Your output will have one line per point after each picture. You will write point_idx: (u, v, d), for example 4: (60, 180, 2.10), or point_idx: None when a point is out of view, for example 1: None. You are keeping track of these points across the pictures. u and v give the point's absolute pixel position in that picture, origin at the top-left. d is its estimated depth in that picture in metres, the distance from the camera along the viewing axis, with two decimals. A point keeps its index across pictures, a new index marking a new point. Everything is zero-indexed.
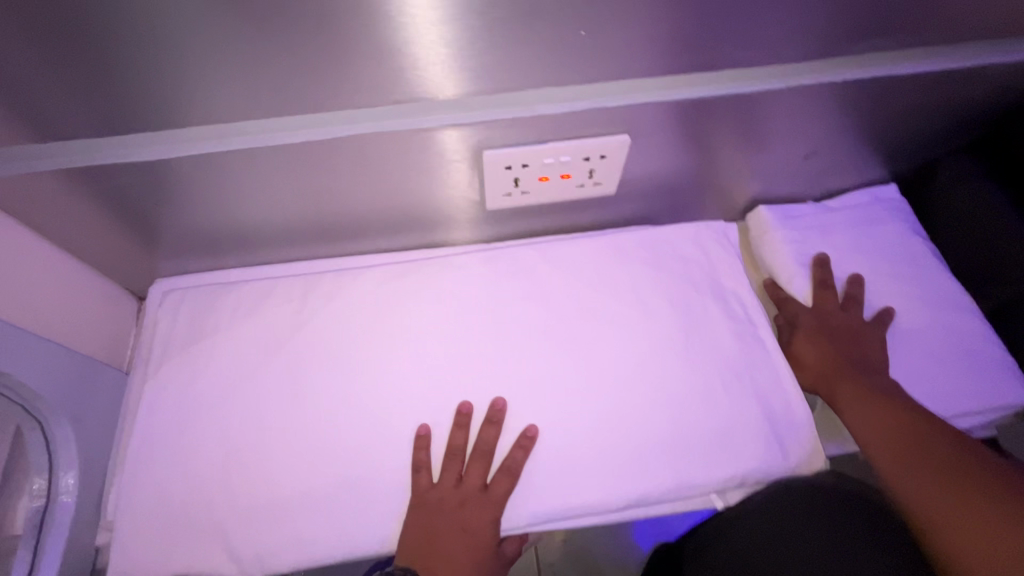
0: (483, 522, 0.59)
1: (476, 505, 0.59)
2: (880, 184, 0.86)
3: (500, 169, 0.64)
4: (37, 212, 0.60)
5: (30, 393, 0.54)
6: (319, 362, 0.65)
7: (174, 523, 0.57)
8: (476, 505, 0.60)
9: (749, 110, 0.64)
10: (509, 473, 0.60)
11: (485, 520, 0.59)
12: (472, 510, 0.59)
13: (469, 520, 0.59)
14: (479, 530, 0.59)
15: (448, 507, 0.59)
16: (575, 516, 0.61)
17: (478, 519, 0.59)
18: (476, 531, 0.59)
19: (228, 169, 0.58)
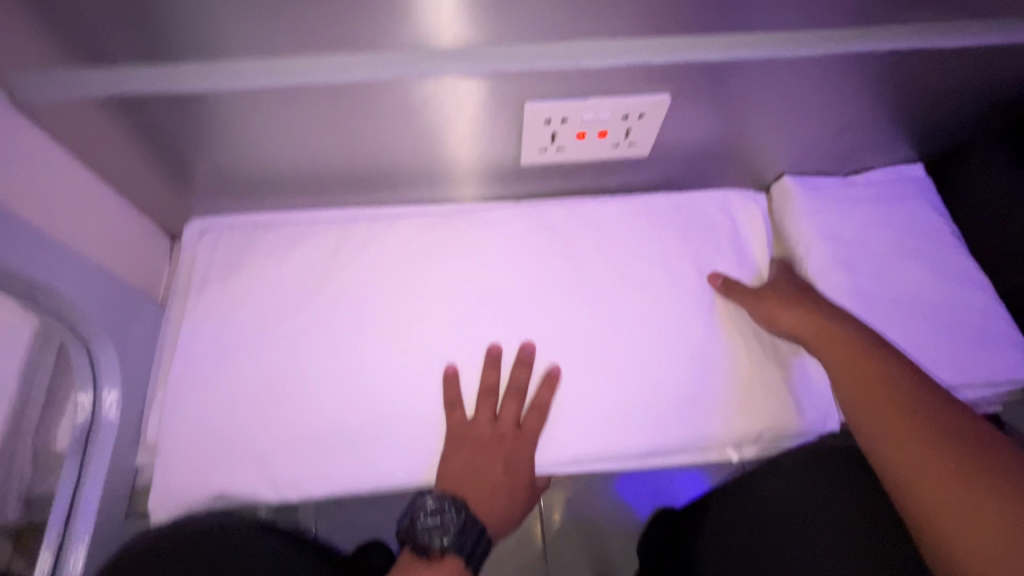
0: (520, 457, 0.61)
1: (512, 442, 0.62)
2: (906, 164, 0.87)
3: (539, 122, 0.65)
4: (83, 140, 0.61)
5: (78, 313, 0.57)
6: (354, 304, 0.67)
7: (213, 448, 0.59)
8: (511, 441, 0.62)
9: (790, 76, 0.65)
10: (539, 411, 0.63)
11: (524, 454, 0.61)
12: (510, 446, 0.61)
13: (509, 455, 0.61)
14: (518, 464, 0.61)
15: (486, 441, 0.61)
16: (594, 461, 0.63)
17: (516, 454, 0.61)
18: (515, 464, 0.61)
19: (272, 106, 0.59)
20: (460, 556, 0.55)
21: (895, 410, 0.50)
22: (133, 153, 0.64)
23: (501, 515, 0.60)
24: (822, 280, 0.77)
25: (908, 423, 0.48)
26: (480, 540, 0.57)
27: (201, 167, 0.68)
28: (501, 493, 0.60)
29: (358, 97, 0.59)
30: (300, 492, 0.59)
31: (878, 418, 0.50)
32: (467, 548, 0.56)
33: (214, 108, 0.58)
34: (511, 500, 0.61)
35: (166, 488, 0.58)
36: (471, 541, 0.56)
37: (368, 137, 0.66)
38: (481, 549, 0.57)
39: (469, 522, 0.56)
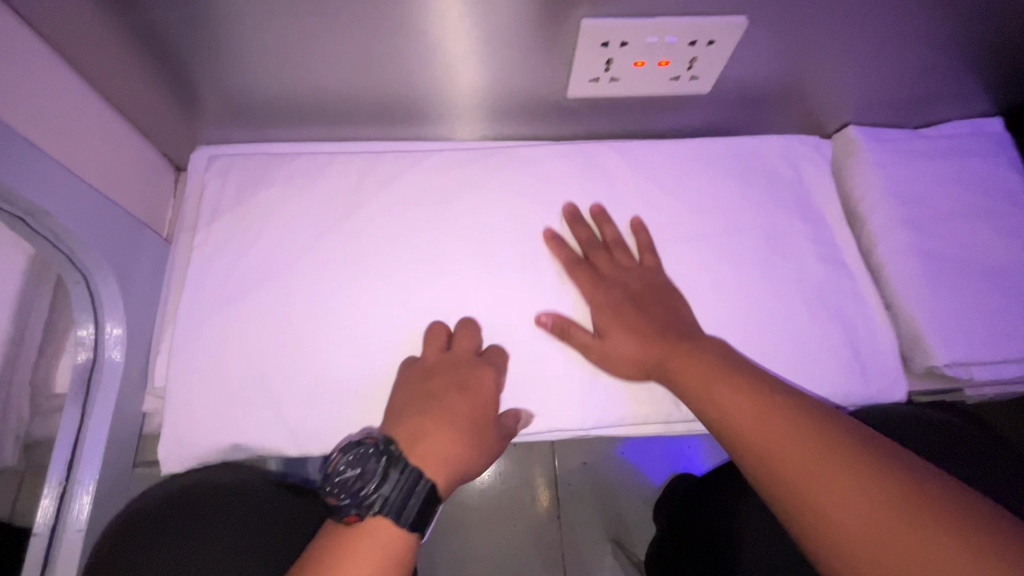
0: (482, 385, 0.53)
1: (465, 368, 0.54)
2: (982, 118, 0.79)
3: (595, 46, 0.57)
4: (73, 44, 0.53)
5: (75, 240, 0.50)
6: (378, 245, 0.61)
7: (226, 396, 0.54)
8: (469, 367, 0.54)
9: (885, 1, 0.56)
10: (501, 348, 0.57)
11: (482, 378, 0.53)
12: (463, 372, 0.53)
13: (464, 378, 0.53)
14: (479, 391, 0.52)
15: (437, 369, 0.53)
16: (640, 425, 0.59)
17: (477, 382, 0.53)
18: (475, 392, 0.52)
19: (294, 11, 0.51)
20: (385, 515, 0.43)
21: (765, 422, 0.43)
22: (132, 65, 0.56)
23: (451, 458, 0.47)
24: (887, 240, 0.71)
25: (784, 438, 0.42)
26: (417, 493, 0.44)
27: (209, 85, 0.60)
28: (451, 425, 0.49)
29: (395, 8, 0.51)
30: (322, 445, 0.54)
31: (765, 441, 0.42)
32: (395, 503, 0.44)
33: (226, 11, 0.50)
34: (472, 437, 0.49)
35: (177, 436, 0.53)
36: (403, 495, 0.44)
37: (398, 56, 0.58)
38: (423, 504, 0.45)
39: (396, 469, 0.45)
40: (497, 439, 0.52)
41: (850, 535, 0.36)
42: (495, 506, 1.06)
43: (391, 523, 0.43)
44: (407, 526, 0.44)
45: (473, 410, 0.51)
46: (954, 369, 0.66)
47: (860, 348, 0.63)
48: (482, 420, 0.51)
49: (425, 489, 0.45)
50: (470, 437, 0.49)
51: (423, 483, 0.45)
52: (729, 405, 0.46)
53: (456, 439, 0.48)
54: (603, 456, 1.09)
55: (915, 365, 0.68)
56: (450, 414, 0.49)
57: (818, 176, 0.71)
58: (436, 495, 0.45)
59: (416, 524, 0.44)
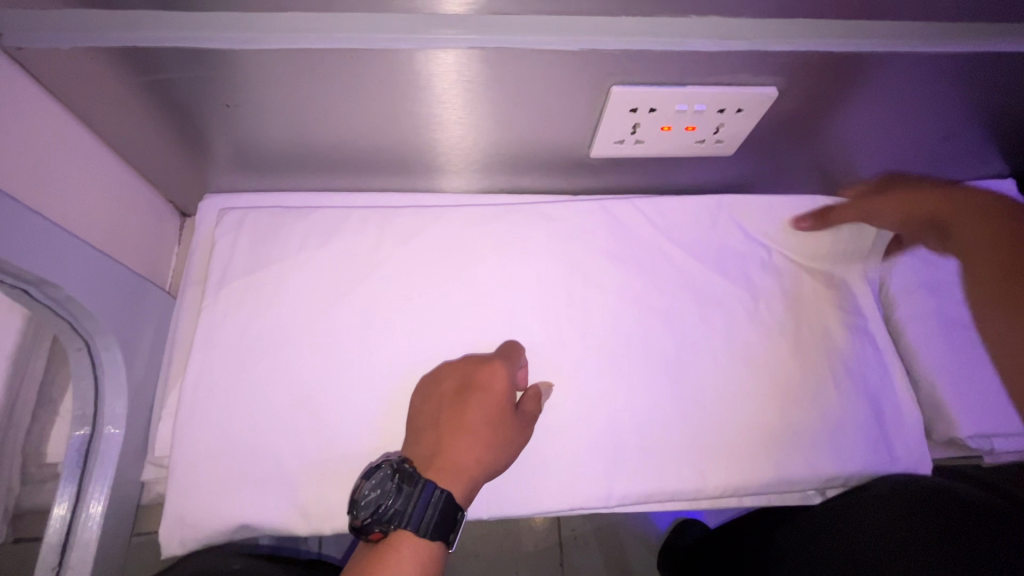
0: (494, 383, 0.53)
1: (478, 372, 0.54)
2: (994, 178, 0.80)
3: (623, 110, 0.56)
4: (83, 97, 0.51)
5: (79, 308, 0.47)
6: (396, 306, 0.58)
7: (233, 469, 0.52)
8: (482, 372, 0.54)
9: (910, 74, 0.57)
10: (511, 349, 0.56)
11: (494, 381, 0.54)
12: (477, 378, 0.54)
13: (476, 385, 0.53)
14: (490, 391, 0.53)
15: (450, 384, 0.54)
16: (664, 502, 0.56)
17: (486, 383, 0.53)
18: (484, 393, 0.53)
19: (320, 71, 0.49)
20: (408, 527, 0.47)
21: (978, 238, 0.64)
22: (146, 118, 0.54)
23: (466, 470, 0.51)
24: (906, 303, 0.70)
25: None
26: (433, 503, 0.47)
27: (224, 137, 0.58)
28: (466, 437, 0.52)
29: (425, 69, 0.50)
30: (334, 525, 0.52)
31: None
32: (419, 515, 0.47)
33: (249, 69, 0.48)
34: (486, 438, 0.52)
35: (179, 515, 0.51)
36: (425, 509, 0.47)
37: (425, 113, 0.57)
38: (444, 514, 0.48)
39: (412, 486, 0.47)
40: (522, 429, 0.53)
41: None
42: (498, 554, 1.03)
43: (415, 533, 0.47)
44: (433, 533, 0.47)
45: (489, 415, 0.52)
46: (976, 440, 0.65)
47: (887, 421, 0.62)
48: (498, 416, 0.52)
49: (441, 500, 0.48)
50: (483, 443, 0.51)
51: (438, 493, 0.48)
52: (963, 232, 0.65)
53: (468, 449, 0.51)
54: None
55: (936, 435, 0.67)
56: (461, 424, 0.52)
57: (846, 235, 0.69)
58: (453, 503, 0.48)
59: (442, 530, 0.48)
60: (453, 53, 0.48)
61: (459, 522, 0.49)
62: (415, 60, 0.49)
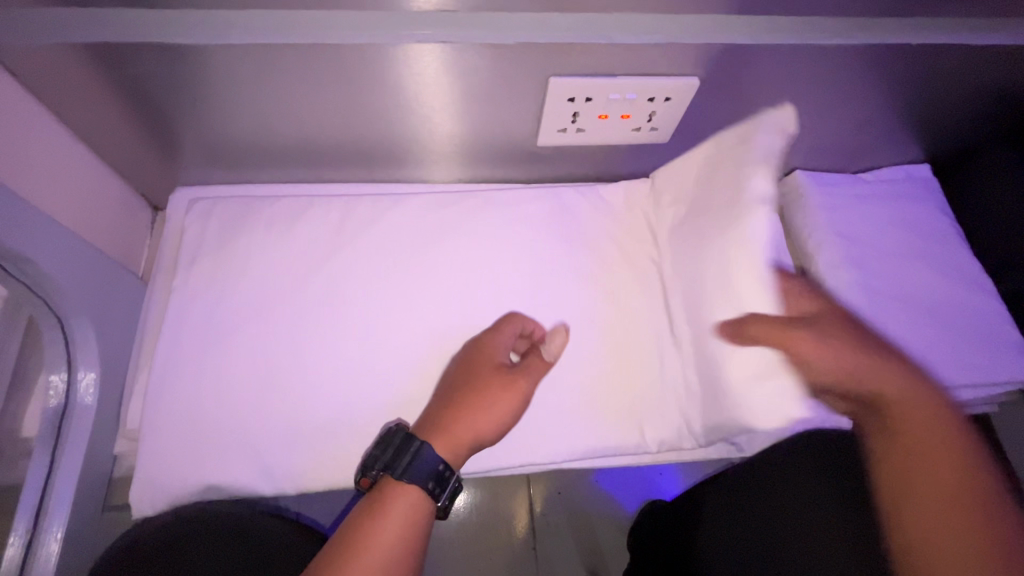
0: (487, 351, 0.57)
1: (495, 341, 0.59)
2: (913, 164, 0.87)
3: (562, 100, 0.62)
4: (57, 92, 0.54)
5: (53, 285, 0.51)
6: (359, 285, 0.63)
7: (203, 434, 0.55)
8: (498, 341, 0.59)
9: (816, 65, 0.63)
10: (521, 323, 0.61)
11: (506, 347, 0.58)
12: (495, 346, 0.58)
13: (496, 351, 0.57)
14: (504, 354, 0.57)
15: (473, 356, 0.58)
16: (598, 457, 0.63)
17: (500, 349, 0.58)
18: (500, 358, 0.57)
19: (279, 65, 0.54)
20: (396, 475, 0.49)
21: (922, 417, 0.47)
22: (118, 113, 0.58)
23: (452, 430, 0.52)
24: (835, 276, 0.75)
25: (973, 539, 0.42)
26: (413, 457, 0.49)
27: (194, 132, 0.62)
28: (493, 392, 0.54)
29: (378, 64, 0.55)
30: (298, 483, 0.56)
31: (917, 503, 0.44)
32: (409, 465, 0.49)
33: (214, 64, 0.53)
34: (474, 399, 0.53)
35: (151, 478, 0.54)
36: (414, 459, 0.49)
37: (381, 106, 0.61)
38: (431, 467, 0.49)
39: (404, 440, 0.50)
40: (516, 387, 0.55)
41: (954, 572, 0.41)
42: (471, 541, 1.06)
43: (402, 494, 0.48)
44: (422, 483, 0.48)
45: (511, 374, 0.56)
46: None
47: None
48: (488, 377, 0.55)
49: (427, 452, 0.49)
50: (509, 399, 0.54)
51: (417, 445, 0.49)
52: (937, 456, 0.45)
53: (495, 405, 0.53)
54: (578, 490, 1.10)
55: None
56: (484, 383, 0.54)
57: None
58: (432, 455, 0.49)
59: (429, 483, 0.49)
60: (423, 48, 0.54)
61: (446, 479, 0.49)
62: (367, 56, 0.54)
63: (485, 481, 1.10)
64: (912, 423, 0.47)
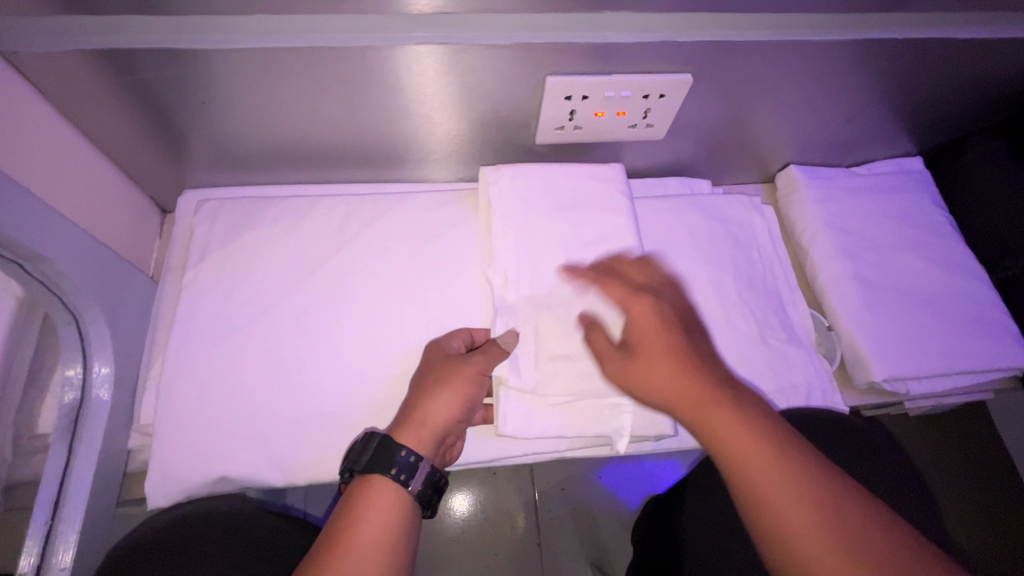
0: (435, 347, 0.60)
1: (438, 356, 0.59)
2: (905, 157, 0.89)
3: (560, 98, 0.64)
4: (69, 97, 0.56)
5: (68, 283, 0.52)
6: (363, 281, 0.64)
7: (214, 427, 0.57)
8: (439, 356, 0.59)
9: (806, 61, 0.65)
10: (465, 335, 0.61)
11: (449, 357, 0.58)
12: (436, 360, 0.58)
13: (435, 364, 0.58)
14: (445, 363, 0.58)
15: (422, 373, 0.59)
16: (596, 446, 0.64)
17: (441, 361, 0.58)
18: (441, 368, 0.57)
19: (284, 68, 0.56)
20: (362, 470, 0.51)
21: (749, 445, 0.45)
22: (127, 117, 0.60)
23: (414, 419, 0.54)
24: (829, 268, 0.77)
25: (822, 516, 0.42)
26: (373, 448, 0.52)
27: (201, 134, 0.64)
28: (437, 399, 0.55)
29: (378, 66, 0.57)
30: (307, 474, 0.57)
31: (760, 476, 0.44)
32: (376, 459, 0.51)
33: (221, 68, 0.55)
34: (426, 390, 0.56)
35: (164, 470, 0.55)
36: (378, 453, 0.51)
37: (382, 108, 0.63)
38: (397, 457, 0.51)
39: (367, 439, 0.53)
40: (462, 370, 0.56)
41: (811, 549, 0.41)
42: (476, 537, 1.07)
43: (380, 492, 0.50)
44: (389, 473, 0.50)
45: (453, 380, 0.56)
46: (892, 384, 0.72)
47: (793, 367, 0.70)
48: (438, 367, 0.57)
49: (389, 444, 0.51)
50: (453, 404, 0.55)
51: (376, 437, 0.52)
52: (769, 482, 0.44)
53: (438, 410, 0.55)
54: (581, 486, 1.11)
55: (857, 381, 0.74)
56: (426, 393, 0.55)
57: (758, 212, 0.79)
58: (392, 444, 0.52)
59: (396, 471, 0.50)
60: (419, 49, 0.55)
61: (415, 466, 0.51)
62: (368, 58, 0.56)
63: (489, 478, 1.11)
64: (754, 459, 0.45)
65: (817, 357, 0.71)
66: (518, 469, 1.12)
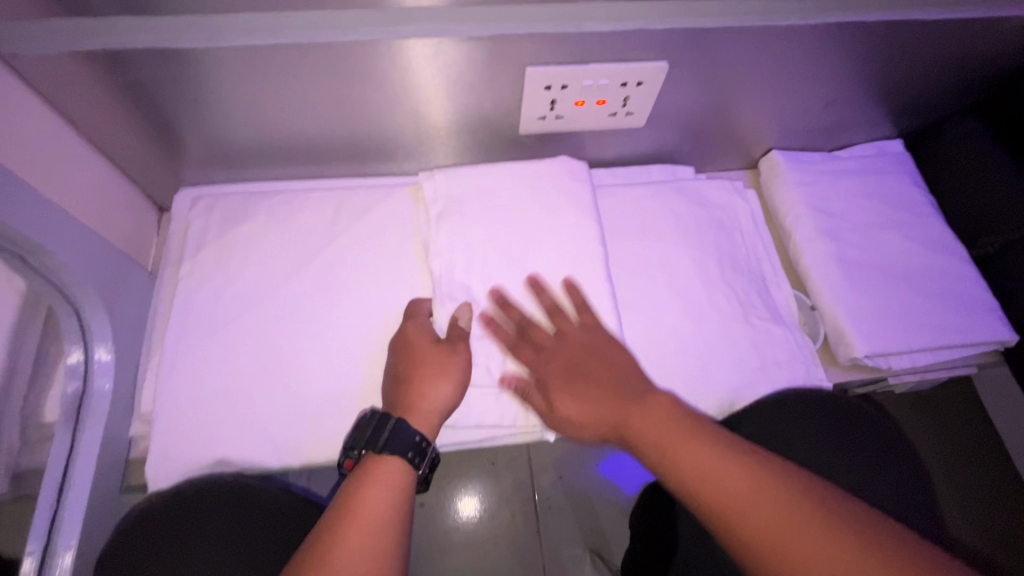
0: (418, 332, 0.61)
1: (420, 343, 0.60)
2: (886, 139, 0.91)
3: (540, 88, 0.66)
4: (66, 98, 0.59)
5: (68, 275, 0.54)
6: (354, 270, 0.67)
7: (211, 413, 0.59)
8: (422, 342, 0.60)
9: (781, 46, 0.67)
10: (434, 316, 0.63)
11: (433, 345, 0.59)
12: (420, 347, 0.59)
13: (421, 352, 0.59)
14: (430, 350, 0.59)
15: (405, 359, 0.59)
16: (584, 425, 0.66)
17: (425, 348, 0.59)
18: (427, 356, 0.59)
19: (271, 65, 0.58)
20: (377, 450, 0.54)
21: (668, 440, 0.53)
22: (123, 116, 0.62)
23: (421, 408, 0.56)
24: (811, 248, 0.79)
25: (784, 503, 0.47)
26: (390, 430, 0.54)
27: (195, 133, 0.66)
28: (438, 384, 0.57)
29: (362, 60, 0.59)
30: (302, 456, 0.59)
31: (710, 473, 0.50)
32: (392, 443, 0.54)
33: (211, 67, 0.57)
34: (424, 379, 0.57)
35: (163, 455, 0.58)
36: (395, 436, 0.54)
37: (368, 102, 0.65)
38: (412, 441, 0.54)
39: (384, 419, 0.55)
40: (454, 357, 0.59)
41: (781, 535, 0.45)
42: (476, 526, 1.09)
43: (397, 469, 0.53)
44: (404, 455, 0.54)
45: (446, 368, 0.58)
46: (874, 359, 0.74)
47: (774, 344, 0.71)
48: (429, 356, 0.58)
49: (406, 428, 0.54)
50: (453, 389, 0.58)
51: (396, 421, 0.55)
52: (695, 464, 0.51)
53: (439, 394, 0.57)
54: (579, 474, 1.13)
55: (841, 358, 0.75)
56: (423, 381, 0.57)
57: (739, 195, 0.81)
58: (411, 430, 0.55)
59: (411, 454, 0.54)
60: (400, 42, 0.57)
61: (425, 450, 0.55)
62: (352, 54, 0.58)
63: (488, 468, 1.13)
64: (705, 465, 0.50)
65: (798, 334, 0.73)
66: (517, 458, 1.14)
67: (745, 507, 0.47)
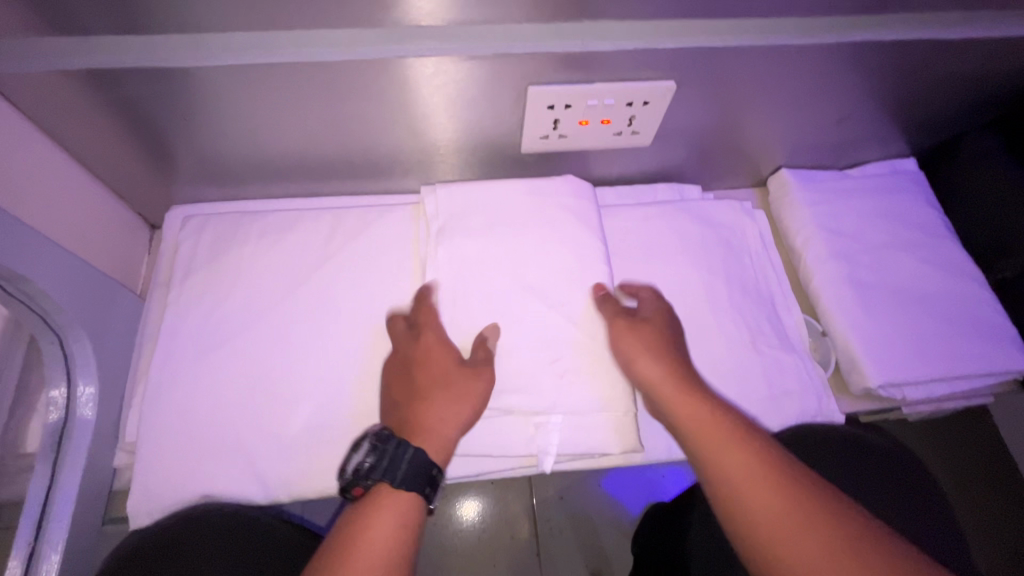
0: (425, 348, 0.58)
1: (424, 358, 0.57)
2: (898, 158, 0.88)
3: (543, 107, 0.64)
4: (51, 116, 0.57)
5: (52, 303, 0.52)
6: (349, 294, 0.64)
7: (197, 444, 0.57)
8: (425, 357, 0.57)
9: (792, 65, 0.64)
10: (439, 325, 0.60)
11: (440, 360, 0.57)
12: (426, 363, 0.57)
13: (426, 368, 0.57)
14: (434, 365, 0.57)
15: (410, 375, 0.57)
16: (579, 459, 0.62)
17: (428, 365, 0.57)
18: (431, 372, 0.56)
19: (264, 84, 0.56)
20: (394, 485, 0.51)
21: (711, 426, 0.53)
22: (112, 135, 0.60)
23: (431, 431, 0.54)
24: (822, 271, 0.76)
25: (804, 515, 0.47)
26: (405, 459, 0.51)
27: (188, 151, 0.64)
28: (444, 400, 0.55)
29: (358, 79, 0.57)
30: (289, 489, 0.57)
31: (741, 472, 0.50)
32: (406, 474, 0.51)
33: (202, 85, 0.55)
34: (435, 401, 0.55)
35: (145, 489, 0.56)
36: (410, 465, 0.51)
37: (366, 120, 0.63)
38: (428, 472, 0.52)
39: (399, 447, 0.52)
40: (466, 374, 0.56)
41: (785, 544, 0.46)
42: (474, 547, 1.06)
43: (412, 500, 0.51)
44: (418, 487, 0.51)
45: (456, 385, 0.55)
46: (888, 389, 0.71)
47: (785, 373, 0.69)
48: (434, 372, 0.56)
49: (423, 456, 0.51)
50: (460, 408, 0.55)
51: (412, 451, 0.51)
52: (729, 458, 0.51)
53: (448, 415, 0.54)
54: (580, 494, 1.10)
55: (853, 387, 0.73)
56: (431, 400, 0.55)
57: (747, 216, 0.79)
58: (428, 461, 0.52)
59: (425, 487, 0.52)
60: (397, 61, 0.55)
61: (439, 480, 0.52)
62: (348, 74, 0.56)
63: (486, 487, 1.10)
64: (739, 459, 0.51)
65: (809, 363, 0.70)
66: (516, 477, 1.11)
67: (764, 509, 0.48)
